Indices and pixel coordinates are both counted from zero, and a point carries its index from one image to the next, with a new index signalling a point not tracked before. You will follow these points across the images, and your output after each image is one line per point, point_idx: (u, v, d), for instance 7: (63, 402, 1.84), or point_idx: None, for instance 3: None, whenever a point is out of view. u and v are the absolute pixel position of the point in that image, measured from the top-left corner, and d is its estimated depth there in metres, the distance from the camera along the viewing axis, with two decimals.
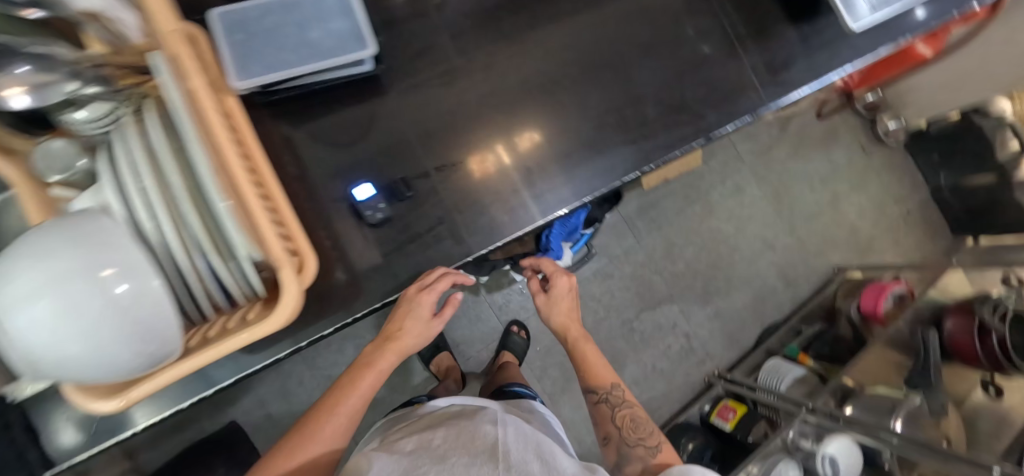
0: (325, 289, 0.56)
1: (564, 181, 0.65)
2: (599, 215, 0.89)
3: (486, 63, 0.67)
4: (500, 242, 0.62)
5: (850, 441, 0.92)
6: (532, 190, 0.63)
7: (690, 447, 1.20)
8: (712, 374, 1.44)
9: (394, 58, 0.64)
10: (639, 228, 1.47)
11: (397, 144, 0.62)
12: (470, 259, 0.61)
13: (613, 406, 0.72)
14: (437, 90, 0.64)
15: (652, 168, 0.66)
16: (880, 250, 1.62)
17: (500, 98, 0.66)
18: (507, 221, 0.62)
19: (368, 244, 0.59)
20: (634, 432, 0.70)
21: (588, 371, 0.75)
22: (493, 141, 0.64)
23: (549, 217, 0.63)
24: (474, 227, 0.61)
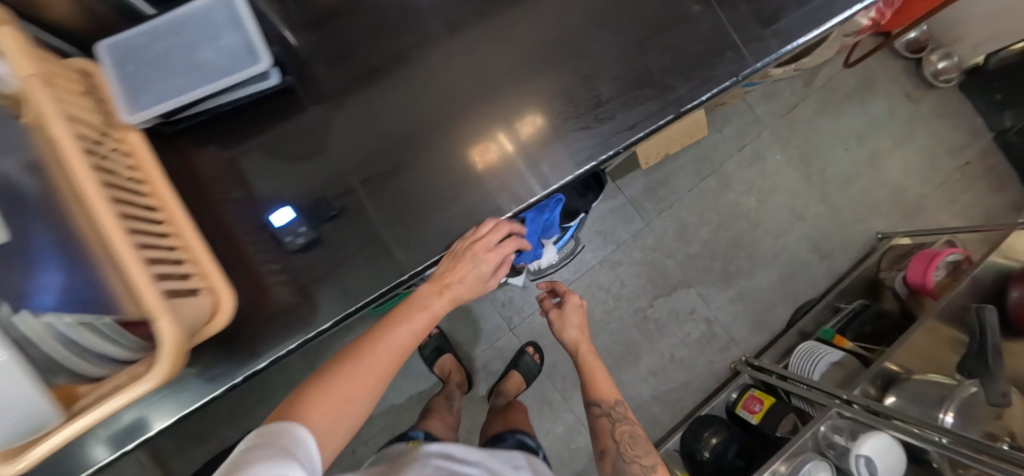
0: (259, 322, 0.54)
1: (508, 182, 0.58)
2: (581, 206, 0.81)
3: (426, 55, 0.61)
4: (437, 256, 0.57)
5: (889, 438, 0.81)
6: (471, 196, 0.58)
7: (713, 441, 1.10)
8: (739, 361, 1.32)
9: (329, 64, 0.61)
10: (646, 209, 1.36)
11: (381, 138, 0.59)
12: (406, 277, 0.56)
13: (613, 420, 0.73)
14: (387, 87, 0.60)
15: (607, 157, 0.58)
16: (934, 211, 1.42)
17: (490, 76, 0.61)
18: (446, 233, 0.57)
19: (296, 272, 0.55)
20: (632, 449, 0.70)
21: (591, 384, 0.77)
22: (491, 124, 0.59)
23: (490, 223, 0.57)
24: (413, 240, 0.57)
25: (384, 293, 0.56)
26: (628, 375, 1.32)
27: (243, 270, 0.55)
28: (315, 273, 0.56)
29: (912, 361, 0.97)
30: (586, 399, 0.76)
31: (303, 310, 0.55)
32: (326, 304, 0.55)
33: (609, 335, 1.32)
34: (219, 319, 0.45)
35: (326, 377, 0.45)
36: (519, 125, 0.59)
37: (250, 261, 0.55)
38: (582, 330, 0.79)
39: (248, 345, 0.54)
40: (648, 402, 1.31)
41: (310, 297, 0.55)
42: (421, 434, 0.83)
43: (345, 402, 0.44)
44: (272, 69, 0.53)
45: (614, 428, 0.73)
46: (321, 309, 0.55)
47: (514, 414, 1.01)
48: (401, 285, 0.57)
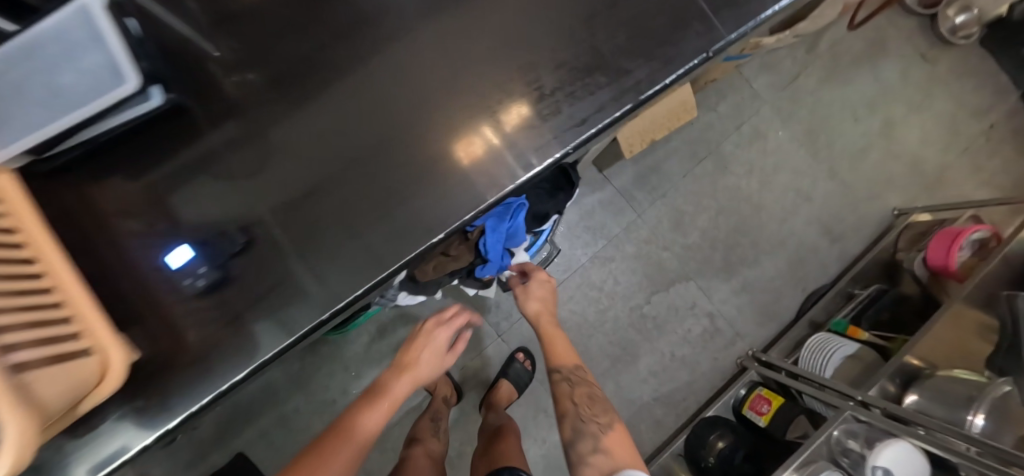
0: (162, 375, 0.45)
1: (441, 198, 0.49)
2: (551, 209, 0.74)
3: (366, 35, 0.53)
4: (359, 291, 0.47)
5: (907, 444, 0.74)
6: (398, 218, 0.48)
7: (719, 445, 1.02)
8: (746, 356, 1.20)
9: (253, 55, 0.52)
10: (638, 200, 1.19)
11: (337, 136, 0.50)
12: (351, 298, 0.47)
13: (572, 382, 0.67)
14: (338, 75, 0.52)
15: (553, 161, 0.49)
16: (955, 181, 1.30)
17: (455, 54, 0.52)
18: (369, 262, 0.48)
19: (201, 316, 0.46)
20: (590, 409, 0.64)
21: (551, 351, 0.72)
22: (465, 109, 0.51)
23: (420, 248, 0.48)
24: (376, 250, 0.48)
25: (299, 340, 0.46)
26: (627, 377, 1.18)
27: (136, 321, 0.46)
28: (218, 319, 0.46)
29: (936, 355, 0.88)
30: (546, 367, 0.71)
31: (208, 362, 0.46)
32: (239, 351, 0.46)
33: (604, 337, 1.17)
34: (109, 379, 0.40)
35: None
36: (505, 114, 0.50)
37: (144, 308, 0.46)
38: (546, 303, 0.76)
39: (140, 410, 0.45)
40: (649, 405, 1.18)
41: (216, 347, 0.46)
42: None
43: None
44: (151, 87, 0.43)
45: (573, 391, 0.66)
46: (228, 360, 0.46)
47: (507, 446, 0.91)
48: (319, 327, 0.48)
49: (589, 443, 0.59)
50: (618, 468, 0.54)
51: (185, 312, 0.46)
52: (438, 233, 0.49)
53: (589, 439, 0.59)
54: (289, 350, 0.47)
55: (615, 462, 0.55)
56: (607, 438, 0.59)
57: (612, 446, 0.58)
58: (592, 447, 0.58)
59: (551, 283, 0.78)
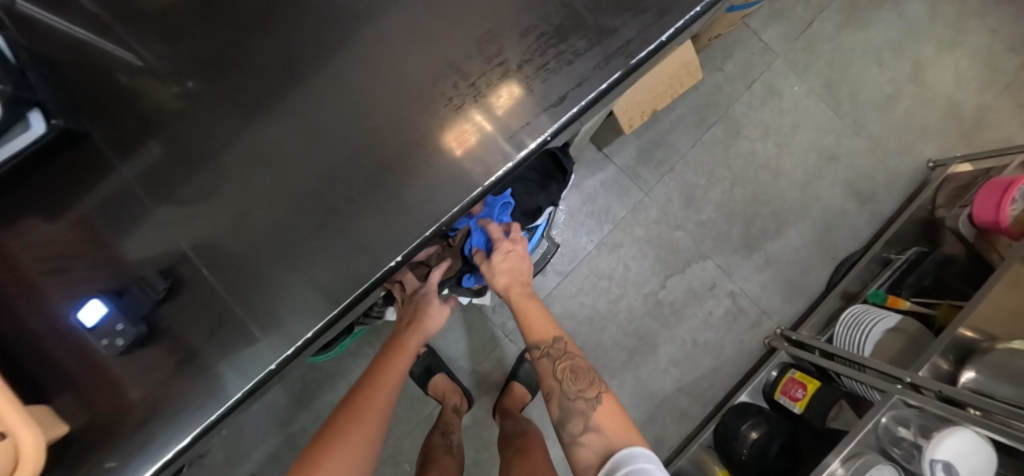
0: (93, 442, 0.38)
1: (396, 215, 0.41)
2: (545, 204, 0.65)
3: (306, 9, 0.44)
4: (314, 330, 0.41)
5: (973, 433, 0.65)
6: (346, 246, 0.41)
7: (754, 435, 0.92)
8: (773, 336, 1.08)
9: (179, 47, 0.44)
10: (644, 177, 1.06)
11: (291, 136, 0.43)
12: (321, 327, 0.41)
13: (552, 358, 0.56)
14: (283, 60, 0.43)
15: (526, 155, 0.41)
16: (996, 124, 1.16)
17: (415, 21, 0.43)
18: (321, 297, 0.41)
19: (136, 367, 0.40)
20: (574, 384, 0.54)
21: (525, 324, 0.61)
22: (433, 87, 0.42)
23: (376, 276, 0.41)
24: (344, 265, 0.41)
25: (246, 397, 0.39)
26: (648, 368, 1.06)
27: (67, 387, 0.39)
28: (154, 374, 0.39)
29: (993, 325, 0.78)
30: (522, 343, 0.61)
31: (150, 428, 0.39)
32: (180, 407, 0.39)
33: (618, 328, 1.05)
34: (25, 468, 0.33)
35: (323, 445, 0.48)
36: (493, 96, 0.41)
37: (77, 370, 0.39)
38: (515, 273, 0.62)
39: None
40: (674, 395, 1.07)
41: (157, 409, 0.39)
42: None
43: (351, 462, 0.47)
44: (29, 112, 0.38)
45: (554, 365, 0.56)
46: (171, 424, 0.38)
47: (531, 458, 0.80)
48: (271, 377, 0.41)
49: (580, 422, 0.51)
50: (614, 449, 0.47)
51: (117, 367, 0.39)
52: (393, 257, 0.41)
53: (579, 418, 0.51)
54: (238, 407, 0.40)
55: (608, 442, 0.48)
56: (597, 415, 0.51)
57: (603, 422, 0.50)
58: (584, 427, 0.50)
59: (518, 250, 0.62)
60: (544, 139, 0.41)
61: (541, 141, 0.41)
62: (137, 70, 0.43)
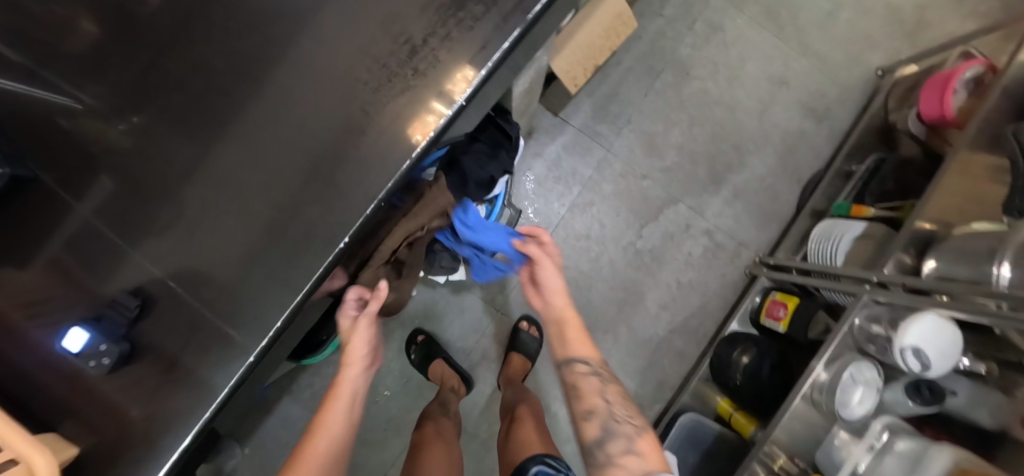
0: (108, 453, 0.42)
1: (337, 201, 0.43)
2: (497, 172, 0.66)
3: (221, 21, 0.45)
4: (280, 319, 0.43)
5: (935, 316, 0.70)
6: (298, 236, 0.43)
7: (744, 361, 0.97)
8: (753, 264, 1.11)
9: (107, 81, 0.45)
10: (603, 134, 1.08)
11: (230, 145, 0.45)
12: (287, 315, 0.43)
13: (602, 379, 0.65)
14: (210, 75, 0.45)
15: (446, 121, 0.42)
16: (938, 21, 1.17)
17: (325, 14, 0.44)
18: (280, 290, 0.43)
19: (128, 382, 0.43)
20: (621, 410, 0.63)
21: (564, 340, 0.69)
22: (353, 74, 0.44)
23: (328, 260, 0.43)
24: (298, 254, 0.43)
25: (232, 391, 0.42)
26: (638, 317, 1.09)
27: (68, 414, 0.42)
28: (146, 384, 0.42)
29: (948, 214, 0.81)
30: (565, 356, 0.68)
31: (153, 435, 0.42)
32: (176, 410, 0.42)
33: (603, 284, 1.08)
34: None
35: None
36: (417, 74, 0.43)
37: (78, 397, 0.42)
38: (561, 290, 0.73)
39: None
40: (668, 338, 1.10)
41: (154, 417, 0.42)
42: None
43: None
44: None
45: (601, 386, 0.64)
46: (170, 429, 0.42)
47: (525, 428, 0.84)
48: (252, 369, 0.43)
49: (621, 443, 0.58)
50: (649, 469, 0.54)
51: (110, 385, 0.42)
52: (342, 238, 0.43)
53: (622, 439, 0.59)
54: (226, 403, 0.43)
55: (647, 465, 0.55)
56: (639, 441, 0.59)
57: (645, 448, 0.58)
58: (625, 449, 0.58)
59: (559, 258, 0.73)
60: (461, 102, 0.42)
61: (458, 104, 0.42)
62: (73, 110, 0.45)
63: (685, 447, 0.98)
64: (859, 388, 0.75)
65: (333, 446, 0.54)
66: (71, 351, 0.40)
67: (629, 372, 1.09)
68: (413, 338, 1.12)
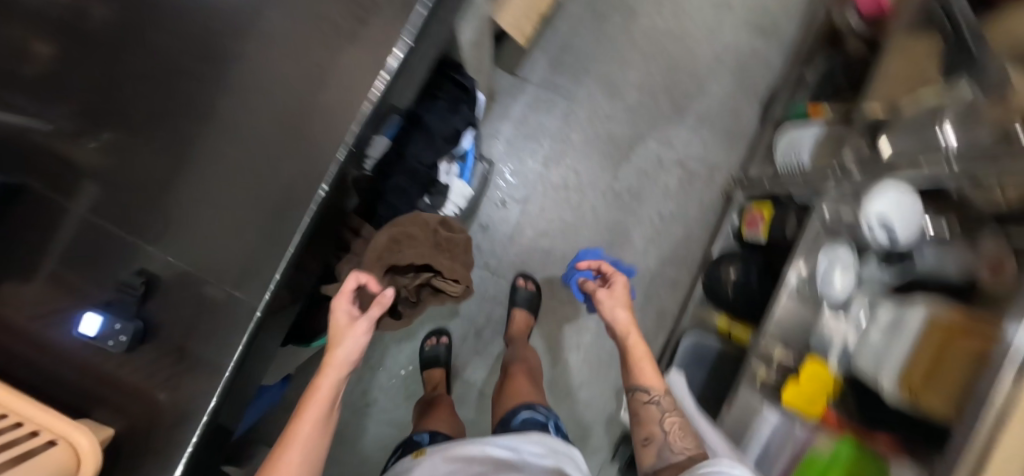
0: (151, 422, 0.46)
1: (307, 154, 0.46)
2: (461, 125, 0.69)
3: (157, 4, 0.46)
4: (278, 273, 0.45)
5: (894, 186, 0.71)
6: (279, 196, 0.46)
7: (732, 274, 1.00)
8: (729, 184, 1.15)
9: (71, 86, 0.47)
10: (563, 84, 1.10)
11: (199, 123, 0.47)
12: (283, 270, 0.45)
13: (662, 408, 0.65)
14: (164, 60, 0.47)
15: (397, 64, 0.44)
16: None
17: None
18: (269, 248, 0.46)
19: (156, 357, 0.47)
20: (680, 440, 0.62)
21: (637, 369, 0.71)
22: (300, 34, 0.45)
23: (310, 211, 0.45)
24: (282, 213, 0.46)
25: (247, 346, 0.46)
26: (628, 255, 1.12)
27: (105, 395, 0.46)
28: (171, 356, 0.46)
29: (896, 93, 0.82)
30: (631, 385, 0.70)
31: (187, 398, 0.46)
32: (208, 372, 0.46)
33: (590, 229, 1.11)
34: (86, 465, 0.40)
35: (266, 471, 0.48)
36: (361, 26, 0.45)
37: (111, 378, 0.46)
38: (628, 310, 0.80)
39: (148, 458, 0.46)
40: (659, 269, 1.14)
41: (185, 381, 0.46)
42: (427, 438, 0.80)
43: None
44: None
45: (662, 415, 0.65)
46: (200, 386, 0.46)
47: (516, 383, 0.88)
48: (263, 324, 0.47)
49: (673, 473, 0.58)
50: None
51: (140, 361, 0.46)
52: (321, 186, 0.45)
53: (672, 469, 0.58)
54: (246, 359, 0.47)
55: None
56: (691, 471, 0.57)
57: None
58: None
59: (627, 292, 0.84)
60: (407, 42, 0.44)
61: (405, 45, 0.44)
62: (43, 119, 0.47)
63: (692, 366, 1.02)
64: (839, 272, 0.78)
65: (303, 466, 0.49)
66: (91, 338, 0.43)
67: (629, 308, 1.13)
68: (436, 336, 1.10)
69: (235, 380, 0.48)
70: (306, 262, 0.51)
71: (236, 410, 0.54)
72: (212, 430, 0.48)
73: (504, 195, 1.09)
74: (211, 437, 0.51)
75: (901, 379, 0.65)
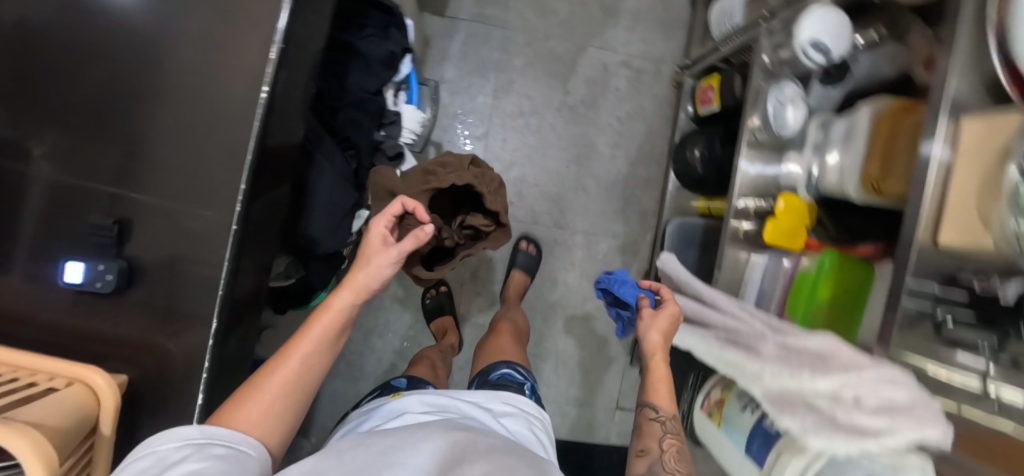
0: (168, 367, 0.47)
1: (237, 57, 0.45)
2: (397, 48, 0.70)
3: None
4: (243, 183, 0.43)
5: (818, 9, 0.73)
6: (220, 107, 0.45)
7: (697, 153, 1.03)
8: (677, 73, 1.17)
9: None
10: (495, 14, 1.11)
11: (140, 55, 0.45)
12: (245, 182, 0.43)
13: (666, 429, 0.54)
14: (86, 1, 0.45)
15: None
16: None
17: None
18: (225, 160, 0.45)
19: (145, 307, 0.46)
20: (676, 463, 0.52)
21: (649, 386, 0.59)
22: None
23: (258, 114, 0.43)
24: (232, 133, 0.45)
25: (232, 266, 0.44)
26: (597, 164, 1.16)
27: (115, 353, 0.47)
28: (159, 303, 0.46)
29: None
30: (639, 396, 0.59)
31: (190, 336, 0.46)
32: (201, 310, 0.46)
33: (556, 148, 1.15)
34: (106, 400, 0.41)
35: (259, 375, 0.48)
36: None
37: (114, 335, 0.47)
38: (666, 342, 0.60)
39: (175, 397, 0.47)
40: (631, 171, 1.18)
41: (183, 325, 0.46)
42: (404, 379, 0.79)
43: (269, 407, 0.46)
44: None
45: (663, 435, 0.54)
46: (200, 322, 0.45)
47: (499, 340, 0.87)
48: (243, 243, 0.45)
49: None
50: None
51: (132, 314, 0.46)
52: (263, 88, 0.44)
53: None
54: (236, 282, 0.45)
55: None
56: None
57: None
58: None
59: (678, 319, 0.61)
60: None
61: None
62: None
63: (681, 248, 1.07)
64: (790, 107, 0.80)
65: (296, 380, 0.49)
66: (76, 283, 0.44)
67: (611, 216, 1.18)
68: (435, 287, 1.13)
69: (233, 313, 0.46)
70: (275, 185, 0.50)
71: (227, 356, 0.49)
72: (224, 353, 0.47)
73: (466, 134, 1.12)
74: (218, 378, 0.49)
75: (862, 180, 0.67)
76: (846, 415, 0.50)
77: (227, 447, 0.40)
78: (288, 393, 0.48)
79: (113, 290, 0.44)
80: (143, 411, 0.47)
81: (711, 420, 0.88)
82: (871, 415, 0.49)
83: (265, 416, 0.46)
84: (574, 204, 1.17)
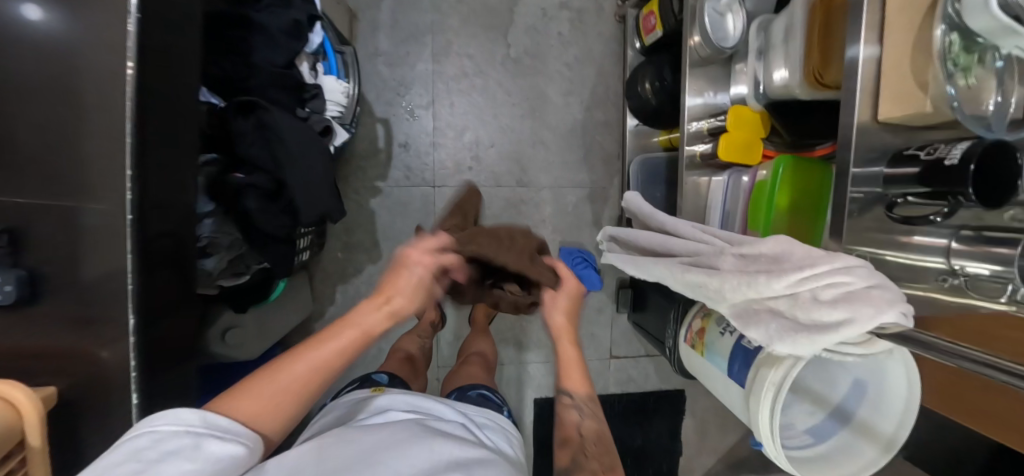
0: (93, 372, 0.44)
1: (102, 33, 0.42)
2: (301, 15, 0.66)
3: None
4: (126, 167, 0.41)
5: None
6: (87, 89, 0.43)
7: (648, 85, 0.99)
8: (619, 8, 1.15)
9: None
10: None
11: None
12: (130, 168, 0.41)
13: (582, 416, 0.56)
14: None
15: None
16: None
17: None
18: (104, 145, 0.43)
19: (59, 309, 0.45)
20: (596, 448, 0.53)
21: (562, 369, 0.60)
22: None
23: (128, 92, 0.41)
24: (107, 117, 0.42)
25: (135, 255, 0.42)
26: (552, 114, 1.16)
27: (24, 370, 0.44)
28: (73, 302, 0.45)
29: None
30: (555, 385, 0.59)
31: (106, 335, 0.44)
32: (109, 308, 0.44)
33: (507, 104, 1.14)
34: (28, 414, 0.38)
35: (264, 375, 0.42)
36: None
37: (21, 348, 0.44)
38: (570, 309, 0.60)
39: (103, 401, 0.45)
40: (587, 117, 1.17)
41: (96, 324, 0.44)
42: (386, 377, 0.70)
43: (276, 406, 0.41)
44: None
45: (580, 420, 0.56)
46: (111, 320, 0.44)
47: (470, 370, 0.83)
48: (143, 231, 0.43)
49: None
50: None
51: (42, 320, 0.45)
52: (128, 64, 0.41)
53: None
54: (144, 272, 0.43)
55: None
56: None
57: None
58: None
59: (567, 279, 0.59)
60: None
61: None
62: None
63: (647, 187, 1.06)
64: (729, 17, 0.79)
65: (303, 384, 0.43)
66: None
67: (573, 166, 1.18)
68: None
69: (150, 307, 0.45)
70: (175, 171, 0.47)
71: (162, 353, 0.48)
72: (153, 345, 0.46)
73: (411, 105, 1.11)
74: (157, 377, 0.47)
75: (804, 74, 0.64)
76: (806, 313, 0.49)
77: (224, 440, 0.35)
78: (296, 397, 0.42)
79: (16, 302, 0.44)
80: (83, 426, 0.45)
81: (695, 351, 0.87)
82: (831, 309, 0.47)
83: (265, 420, 0.40)
84: (534, 160, 1.16)
